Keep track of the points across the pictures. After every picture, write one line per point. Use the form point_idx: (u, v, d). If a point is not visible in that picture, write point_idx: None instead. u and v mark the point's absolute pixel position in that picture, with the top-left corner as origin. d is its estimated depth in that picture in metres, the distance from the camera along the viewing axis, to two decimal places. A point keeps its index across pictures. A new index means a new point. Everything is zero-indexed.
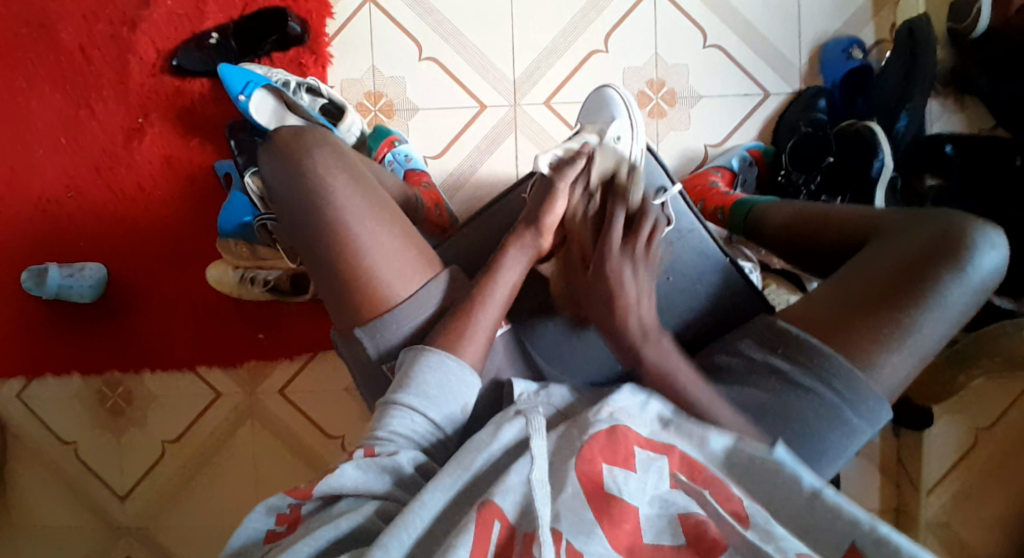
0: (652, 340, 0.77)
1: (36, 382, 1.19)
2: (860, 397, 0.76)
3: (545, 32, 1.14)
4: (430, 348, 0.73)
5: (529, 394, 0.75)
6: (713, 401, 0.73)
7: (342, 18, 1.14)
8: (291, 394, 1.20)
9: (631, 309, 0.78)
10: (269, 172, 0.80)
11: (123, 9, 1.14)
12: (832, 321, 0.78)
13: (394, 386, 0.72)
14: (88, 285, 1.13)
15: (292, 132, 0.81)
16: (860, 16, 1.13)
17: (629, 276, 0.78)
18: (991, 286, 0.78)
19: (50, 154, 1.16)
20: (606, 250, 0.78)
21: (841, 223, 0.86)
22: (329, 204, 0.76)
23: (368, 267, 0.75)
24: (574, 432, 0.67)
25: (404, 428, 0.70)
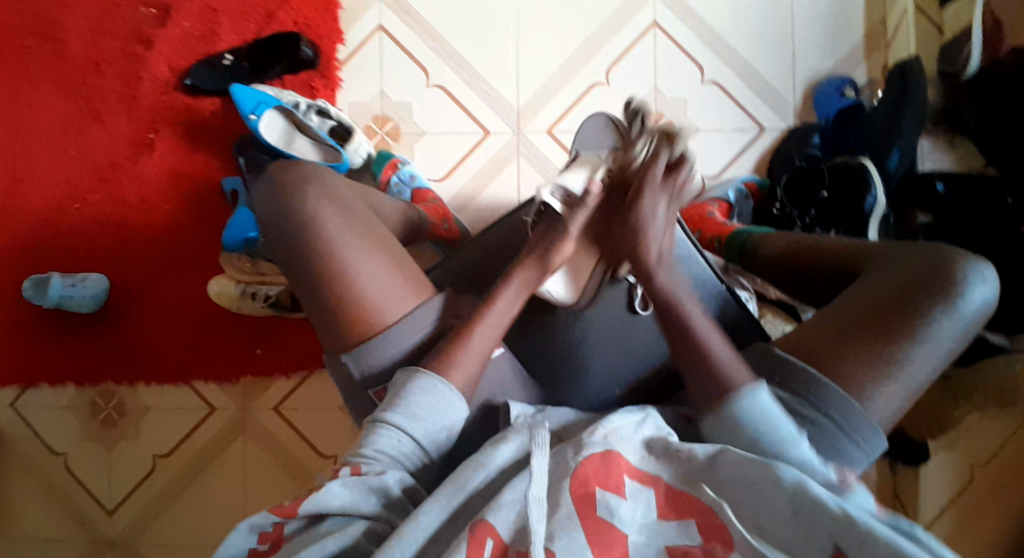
0: (665, 269, 0.81)
1: (32, 391, 1.19)
2: (856, 426, 0.75)
3: (548, 62, 1.18)
4: (421, 370, 0.74)
5: (526, 416, 0.75)
6: (708, 331, 0.76)
7: (354, 44, 1.18)
8: (285, 412, 1.20)
9: (651, 235, 0.81)
10: (264, 205, 0.82)
11: (140, 28, 1.18)
12: (827, 351, 0.78)
13: (381, 405, 0.73)
14: (90, 296, 1.14)
15: (285, 165, 0.84)
16: (853, 57, 1.18)
17: (662, 203, 0.82)
18: (982, 320, 0.78)
19: (60, 165, 1.18)
20: (643, 184, 0.81)
21: (837, 250, 0.89)
22: (321, 232, 0.78)
23: (358, 292, 0.77)
24: (569, 452, 0.66)
25: (388, 448, 0.70)
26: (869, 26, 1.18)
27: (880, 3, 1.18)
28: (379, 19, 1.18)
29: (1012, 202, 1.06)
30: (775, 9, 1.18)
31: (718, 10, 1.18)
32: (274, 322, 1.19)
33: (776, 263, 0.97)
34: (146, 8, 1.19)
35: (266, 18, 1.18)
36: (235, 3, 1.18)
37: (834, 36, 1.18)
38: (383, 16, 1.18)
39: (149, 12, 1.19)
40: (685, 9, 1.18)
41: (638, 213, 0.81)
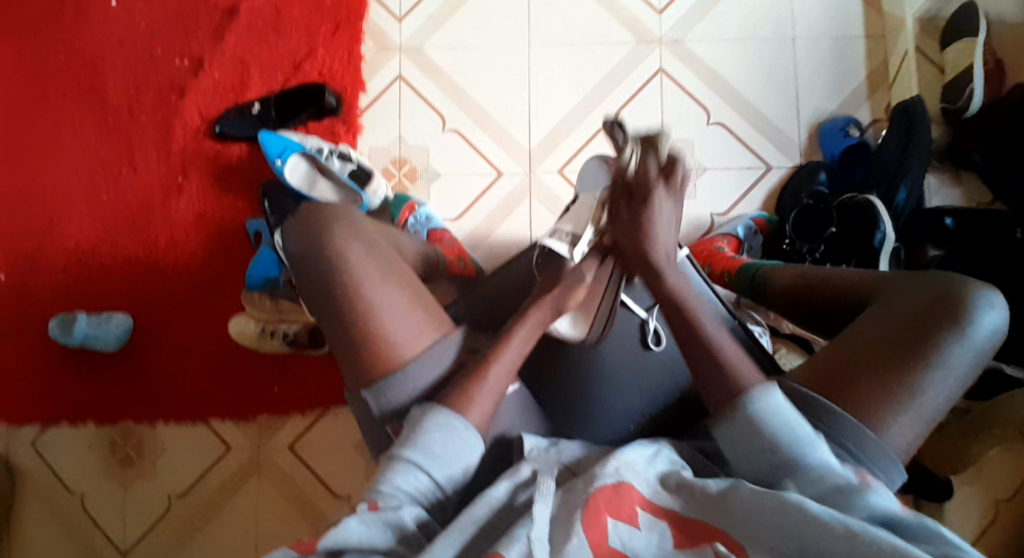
0: (675, 271, 0.82)
1: (52, 429, 1.20)
2: (872, 455, 0.71)
3: (558, 107, 1.23)
4: (437, 406, 0.73)
5: (539, 450, 0.75)
6: (721, 337, 0.74)
7: (374, 93, 1.25)
8: (300, 450, 1.20)
9: (660, 237, 0.82)
10: (290, 245, 0.84)
11: (175, 79, 1.26)
12: (837, 380, 0.74)
13: (398, 442, 0.72)
14: (113, 335, 1.18)
15: (311, 207, 0.86)
16: (855, 97, 1.22)
17: (665, 204, 0.84)
18: (994, 346, 0.75)
19: (94, 207, 1.24)
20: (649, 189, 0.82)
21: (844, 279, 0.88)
22: (345, 269, 0.80)
23: (379, 327, 0.77)
24: (581, 484, 0.67)
25: (405, 486, 0.69)
26: (869, 68, 1.22)
27: (881, 45, 1.22)
28: (398, 69, 1.25)
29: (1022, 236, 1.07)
30: (777, 53, 1.23)
31: (722, 55, 1.24)
32: (292, 360, 1.21)
33: (787, 295, 0.96)
34: (180, 61, 1.27)
35: (293, 70, 1.25)
36: (265, 57, 1.26)
37: (835, 78, 1.22)
38: (402, 66, 1.25)
39: (184, 65, 1.27)
40: (690, 55, 1.24)
41: (644, 215, 0.83)
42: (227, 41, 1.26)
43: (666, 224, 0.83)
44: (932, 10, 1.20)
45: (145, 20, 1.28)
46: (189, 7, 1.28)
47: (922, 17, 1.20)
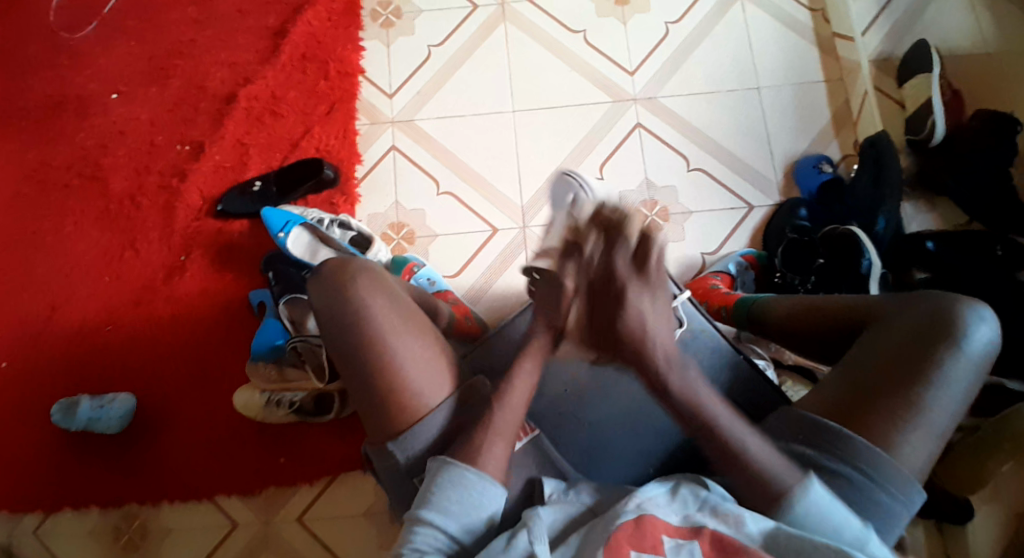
0: (676, 369, 0.75)
1: (52, 518, 1.17)
2: (888, 477, 0.73)
3: (545, 165, 1.29)
4: (449, 462, 0.74)
5: (559, 493, 0.79)
6: (739, 428, 0.75)
7: (371, 162, 1.31)
8: (309, 522, 1.16)
9: (654, 334, 0.74)
10: (315, 300, 0.83)
11: (177, 164, 1.32)
12: (848, 405, 0.76)
13: (418, 500, 0.74)
14: (117, 416, 1.17)
15: (337, 262, 0.85)
16: (823, 136, 1.29)
17: (646, 302, 0.73)
18: (989, 360, 0.77)
19: (96, 291, 1.27)
20: (623, 287, 0.73)
21: (835, 307, 0.88)
22: (370, 323, 0.79)
23: (404, 380, 0.78)
24: (602, 525, 0.70)
25: (425, 546, 0.71)
26: (834, 109, 1.30)
27: (842, 88, 1.31)
28: (392, 140, 1.32)
29: (1002, 252, 1.11)
30: (744, 103, 1.31)
31: (694, 108, 1.32)
32: (298, 430, 1.19)
33: (785, 326, 0.96)
34: (181, 147, 1.33)
35: (291, 148, 1.31)
36: (263, 137, 1.32)
37: (803, 121, 1.30)
38: (395, 137, 1.32)
39: (185, 151, 1.33)
40: (665, 110, 1.32)
41: (625, 316, 0.73)
42: (227, 125, 1.33)
43: (660, 321, 0.75)
44: (884, 52, 1.31)
45: (146, 111, 1.35)
46: (190, 97, 1.35)
47: (875, 59, 1.30)
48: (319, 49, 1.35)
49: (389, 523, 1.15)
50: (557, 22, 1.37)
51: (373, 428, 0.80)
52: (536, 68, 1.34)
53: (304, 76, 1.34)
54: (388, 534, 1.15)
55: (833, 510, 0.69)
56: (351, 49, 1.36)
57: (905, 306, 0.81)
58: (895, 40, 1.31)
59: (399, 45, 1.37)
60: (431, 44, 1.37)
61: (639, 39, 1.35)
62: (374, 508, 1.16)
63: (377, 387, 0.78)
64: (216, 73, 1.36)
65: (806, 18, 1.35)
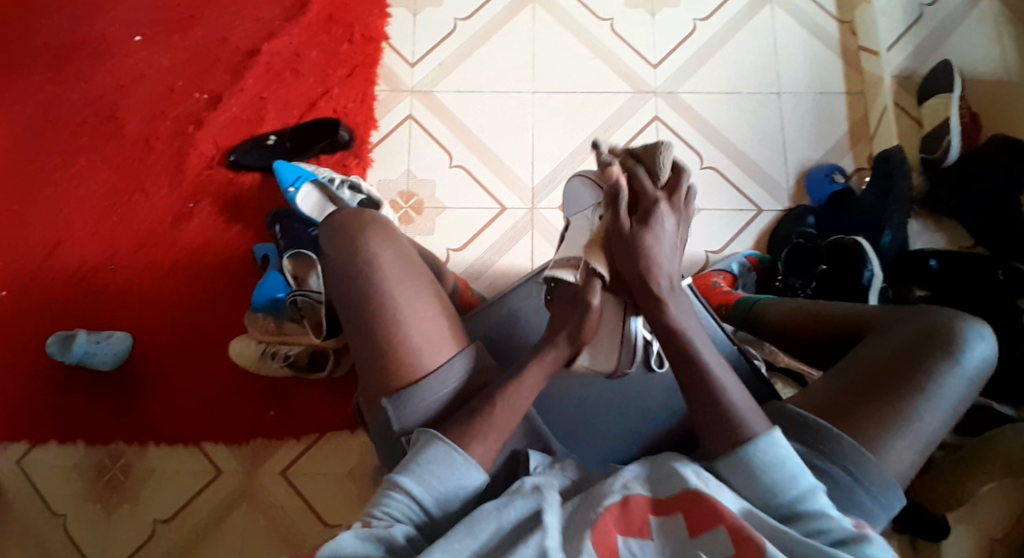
0: (680, 302, 0.75)
1: (39, 448, 1.18)
2: (871, 479, 0.73)
3: (559, 147, 1.30)
4: (437, 437, 0.75)
5: (544, 466, 0.78)
6: (725, 375, 0.74)
7: (385, 130, 1.31)
8: (292, 477, 1.17)
9: (663, 259, 0.74)
10: (324, 249, 0.84)
11: (194, 112, 1.33)
12: (843, 409, 0.76)
13: (398, 468, 0.74)
14: (111, 353, 1.18)
15: (349, 213, 0.85)
16: (838, 147, 1.29)
17: (668, 226, 0.75)
18: (982, 378, 0.77)
19: (103, 228, 1.28)
20: (655, 204, 0.74)
21: (836, 314, 0.89)
22: (376, 276, 0.80)
23: (404, 336, 0.79)
24: (589, 504, 0.70)
25: (397, 513, 0.71)
26: (851, 121, 1.31)
27: (861, 102, 1.32)
28: (410, 109, 1.32)
29: (1003, 277, 1.10)
30: (762, 107, 1.32)
31: (712, 107, 1.32)
32: (290, 385, 1.20)
33: (783, 329, 0.96)
34: (199, 95, 1.34)
35: (309, 107, 1.32)
36: (282, 94, 1.33)
37: (818, 130, 1.31)
38: (413, 107, 1.33)
39: (203, 99, 1.33)
40: (683, 106, 1.32)
41: (646, 239, 0.74)
42: (246, 78, 1.33)
43: (671, 251, 0.75)
44: (908, 69, 1.31)
45: (168, 57, 1.35)
46: (212, 47, 1.36)
47: (898, 74, 1.30)
48: (345, 12, 1.36)
49: (372, 484, 1.16)
50: (585, 8, 1.38)
51: (368, 383, 0.81)
52: (558, 51, 1.35)
53: (328, 37, 1.35)
54: (367, 497, 1.15)
55: (789, 459, 0.69)
56: (377, 15, 1.37)
57: (904, 319, 0.82)
58: (919, 58, 1.32)
59: (425, 15, 1.37)
60: (457, 18, 1.37)
61: (663, 33, 1.36)
62: (357, 469, 1.17)
63: (376, 340, 0.79)
64: (240, 26, 1.36)
65: (832, 29, 1.36)
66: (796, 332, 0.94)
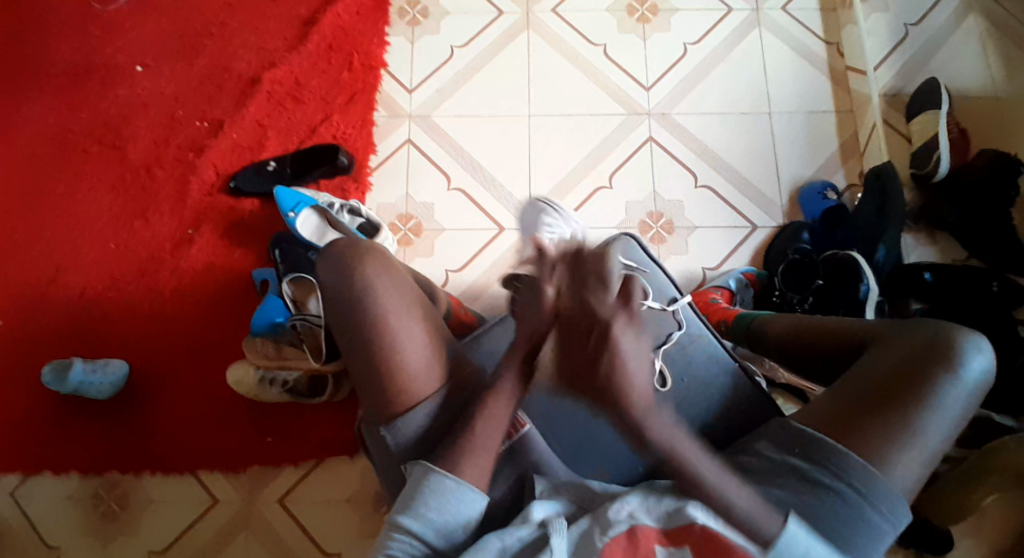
0: (654, 415, 0.68)
1: (33, 479, 1.16)
2: (879, 496, 0.73)
3: (555, 168, 1.31)
4: (433, 469, 0.74)
5: (549, 490, 0.77)
6: (723, 482, 0.69)
7: (384, 154, 1.33)
8: (291, 504, 1.15)
9: (632, 375, 0.67)
10: (323, 277, 0.84)
11: (194, 139, 1.34)
12: (847, 425, 0.76)
13: (398, 505, 0.74)
14: (110, 381, 1.17)
15: (347, 240, 0.86)
16: (830, 164, 1.31)
17: (630, 343, 0.67)
18: (984, 389, 0.77)
19: (101, 255, 1.27)
20: (609, 320, 0.67)
21: (836, 328, 0.89)
22: (372, 301, 0.80)
23: (400, 362, 0.79)
24: (595, 531, 0.70)
25: (401, 553, 0.72)
26: (843, 138, 1.33)
27: (852, 120, 1.34)
28: (408, 133, 1.34)
29: (998, 289, 1.11)
30: (756, 127, 1.34)
31: (707, 128, 1.34)
32: (290, 410, 1.19)
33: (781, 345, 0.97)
34: (201, 123, 1.35)
35: (308, 133, 1.33)
36: (282, 120, 1.34)
37: (811, 147, 1.32)
38: (412, 132, 1.34)
39: (203, 126, 1.34)
40: (678, 128, 1.34)
41: (610, 357, 0.67)
42: (248, 106, 1.35)
43: (637, 364, 0.68)
44: (895, 88, 1.34)
45: (170, 86, 1.37)
46: (213, 76, 1.37)
47: (886, 93, 1.34)
48: (345, 40, 1.38)
49: (371, 510, 1.15)
50: (578, 35, 1.40)
51: (370, 405, 0.81)
52: (554, 76, 1.37)
53: (328, 65, 1.37)
54: (368, 523, 1.14)
55: (815, 546, 0.67)
56: (377, 42, 1.39)
57: (904, 331, 0.81)
58: (906, 76, 1.34)
59: (423, 42, 1.40)
60: (454, 45, 1.39)
61: (657, 57, 1.38)
62: (357, 495, 1.16)
63: (376, 362, 0.79)
64: (241, 55, 1.38)
65: (822, 50, 1.39)
66: (796, 346, 0.94)
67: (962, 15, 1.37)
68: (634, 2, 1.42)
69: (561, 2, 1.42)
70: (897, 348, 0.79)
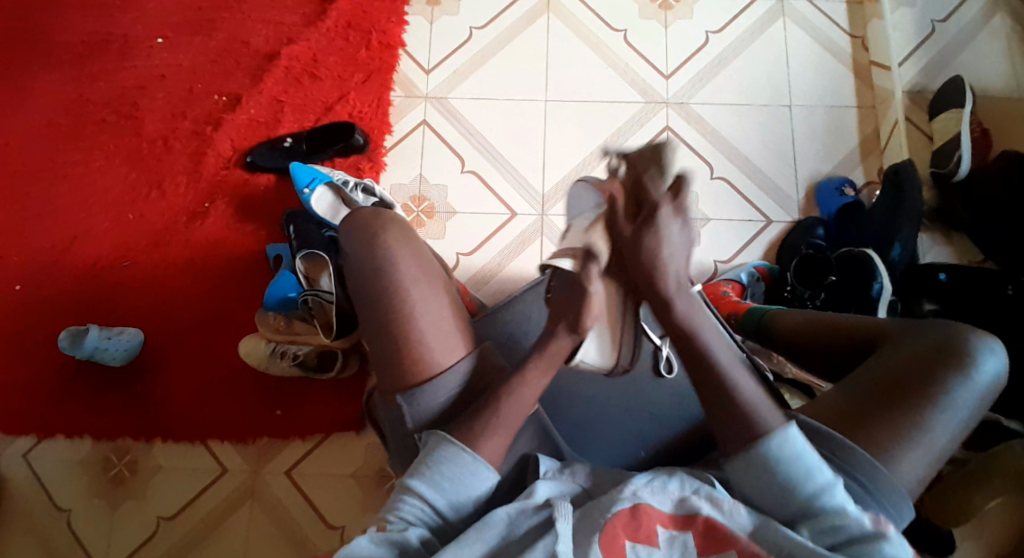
0: (683, 299, 0.72)
1: (46, 442, 1.19)
2: (885, 492, 0.73)
3: (568, 155, 1.31)
4: (447, 440, 0.75)
5: (554, 472, 0.77)
6: (740, 373, 0.73)
7: (400, 134, 1.33)
8: (298, 477, 1.17)
9: (670, 259, 0.71)
10: (345, 248, 0.85)
11: (212, 114, 1.35)
12: (855, 422, 0.76)
13: (410, 470, 0.75)
14: (123, 349, 1.19)
15: (371, 211, 0.87)
16: (849, 161, 1.30)
17: (675, 228, 0.71)
18: (994, 393, 0.77)
19: (118, 225, 1.29)
20: (655, 204, 0.71)
21: (850, 326, 0.88)
22: (393, 275, 0.81)
23: (417, 335, 0.80)
24: (596, 510, 0.70)
25: (411, 516, 0.72)
26: (862, 134, 1.32)
27: (871, 116, 1.32)
28: (423, 115, 1.34)
29: (1013, 292, 1.09)
30: (774, 119, 1.33)
31: (724, 118, 1.33)
32: (299, 385, 1.20)
33: (794, 339, 0.96)
34: (218, 97, 1.35)
35: (324, 111, 1.33)
36: (299, 97, 1.35)
37: (830, 142, 1.31)
38: (427, 113, 1.34)
39: (221, 102, 1.35)
40: (694, 117, 1.33)
41: (650, 242, 0.70)
42: (265, 81, 1.35)
43: (679, 252, 0.71)
44: (919, 85, 1.32)
45: (188, 59, 1.37)
46: (232, 51, 1.38)
47: (910, 89, 1.31)
48: (363, 18, 1.38)
49: (374, 486, 1.17)
50: (598, 20, 1.39)
51: (384, 379, 0.82)
52: (572, 61, 1.36)
53: (346, 43, 1.37)
54: (372, 498, 1.16)
55: (801, 460, 0.68)
56: (395, 22, 1.38)
57: (916, 331, 0.81)
58: (930, 73, 1.32)
59: (441, 23, 1.39)
60: (473, 27, 1.39)
61: (675, 46, 1.37)
62: (362, 471, 1.17)
63: (392, 336, 0.80)
64: (260, 30, 1.38)
65: (845, 44, 1.37)
66: (807, 343, 0.93)
67: (989, 12, 1.35)
68: None
69: None
70: (909, 346, 0.79)
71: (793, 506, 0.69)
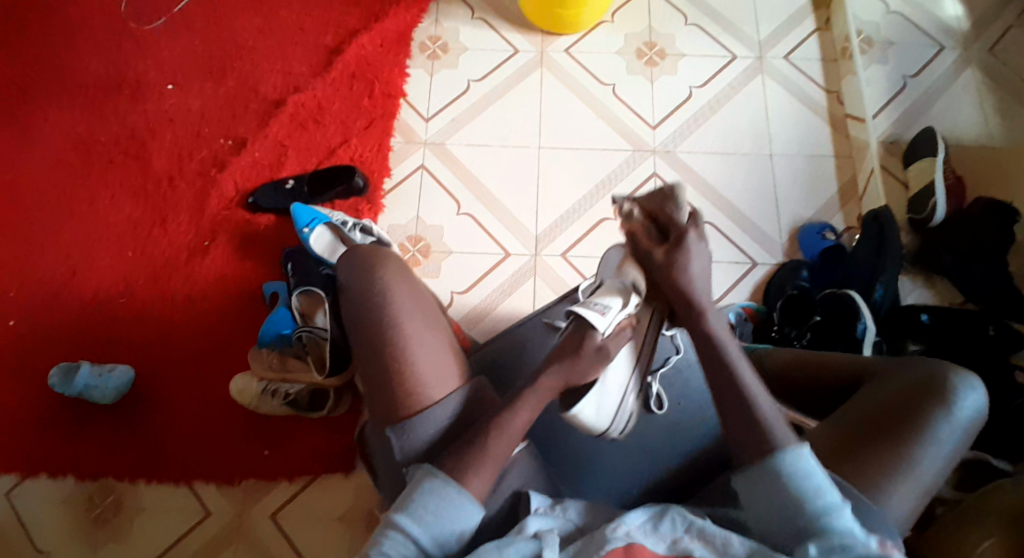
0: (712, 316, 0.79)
1: (29, 481, 1.17)
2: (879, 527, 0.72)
3: (560, 200, 1.35)
4: (434, 473, 0.74)
5: (545, 508, 0.77)
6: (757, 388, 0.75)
7: (398, 177, 1.37)
8: (283, 519, 1.15)
9: (696, 277, 0.80)
10: (344, 281, 0.87)
11: (216, 156, 1.38)
12: (845, 456, 0.77)
13: (394, 507, 0.73)
14: (115, 385, 1.18)
15: (370, 247, 0.90)
16: (829, 207, 1.35)
17: (696, 248, 0.81)
18: (976, 428, 0.79)
19: (117, 262, 1.30)
20: (679, 229, 0.81)
21: (835, 366, 0.90)
22: (389, 306, 0.83)
23: (411, 365, 0.80)
24: (592, 547, 0.69)
25: (393, 552, 0.69)
26: (841, 182, 1.37)
27: (849, 164, 1.38)
28: (421, 159, 1.38)
29: (994, 332, 1.14)
30: (759, 166, 1.38)
31: (710, 166, 1.38)
32: (290, 423, 1.20)
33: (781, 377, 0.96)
34: (224, 140, 1.40)
35: (326, 155, 1.38)
36: (302, 141, 1.39)
37: (813, 189, 1.36)
38: (425, 157, 1.38)
39: (226, 144, 1.39)
40: (681, 164, 1.38)
41: (680, 261, 0.80)
42: (270, 126, 1.40)
43: (701, 271, 0.81)
44: (893, 135, 1.38)
45: (196, 104, 1.42)
46: (240, 97, 1.43)
47: (886, 140, 1.38)
48: (367, 69, 1.44)
49: (361, 528, 1.15)
50: (590, 75, 1.46)
51: (377, 410, 0.82)
52: (566, 111, 1.42)
53: (350, 92, 1.42)
54: (358, 541, 1.14)
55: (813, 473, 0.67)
56: (397, 73, 1.44)
57: (899, 368, 0.83)
58: (904, 125, 1.39)
59: (441, 75, 1.45)
60: (471, 79, 1.45)
61: (663, 98, 1.44)
62: (349, 513, 1.15)
63: (387, 365, 0.81)
64: (268, 79, 1.44)
65: (823, 98, 1.44)
66: (795, 382, 0.95)
67: (959, 70, 1.43)
68: (644, 46, 1.49)
69: (575, 43, 1.49)
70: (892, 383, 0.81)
71: (799, 521, 0.66)
